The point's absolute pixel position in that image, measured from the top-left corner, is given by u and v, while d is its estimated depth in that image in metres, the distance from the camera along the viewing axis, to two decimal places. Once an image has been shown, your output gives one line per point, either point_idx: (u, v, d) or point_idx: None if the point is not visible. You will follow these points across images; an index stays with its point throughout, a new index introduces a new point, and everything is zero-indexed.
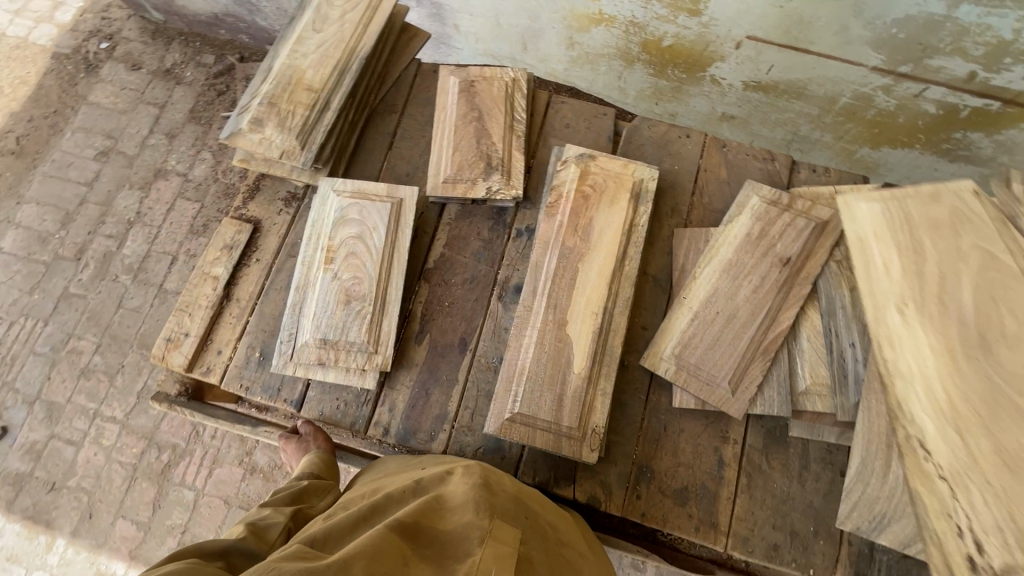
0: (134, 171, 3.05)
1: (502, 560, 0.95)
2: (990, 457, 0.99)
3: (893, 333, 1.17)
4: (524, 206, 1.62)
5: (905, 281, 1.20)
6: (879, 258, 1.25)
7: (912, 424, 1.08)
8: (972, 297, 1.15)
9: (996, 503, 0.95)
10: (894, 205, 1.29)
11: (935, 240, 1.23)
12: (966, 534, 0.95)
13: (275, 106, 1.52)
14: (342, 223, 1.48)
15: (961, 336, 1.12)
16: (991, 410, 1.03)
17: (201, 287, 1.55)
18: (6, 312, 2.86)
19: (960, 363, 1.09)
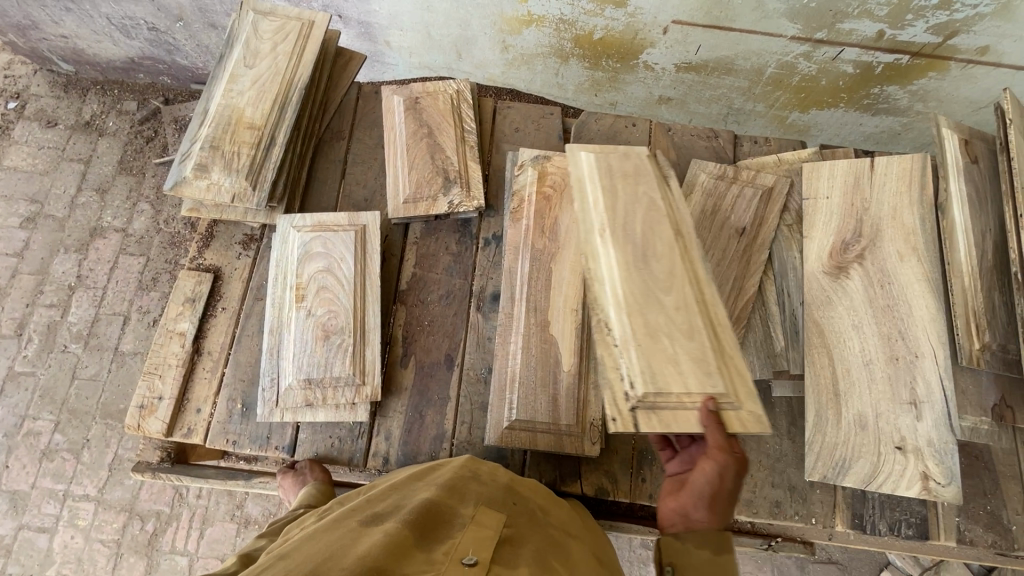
0: (67, 234, 2.88)
1: (481, 543, 0.90)
2: (643, 347, 1.13)
3: (592, 247, 1.25)
4: (487, 215, 1.63)
5: (601, 214, 1.27)
6: (590, 195, 1.29)
7: (606, 324, 1.17)
8: (642, 228, 1.25)
9: (645, 370, 1.11)
10: (608, 149, 1.36)
11: (627, 180, 1.31)
12: (631, 398, 1.11)
13: (217, 149, 1.47)
14: (308, 258, 1.45)
15: (634, 257, 1.21)
16: (648, 307, 1.16)
17: (168, 346, 1.48)
18: None
19: (632, 276, 1.19)
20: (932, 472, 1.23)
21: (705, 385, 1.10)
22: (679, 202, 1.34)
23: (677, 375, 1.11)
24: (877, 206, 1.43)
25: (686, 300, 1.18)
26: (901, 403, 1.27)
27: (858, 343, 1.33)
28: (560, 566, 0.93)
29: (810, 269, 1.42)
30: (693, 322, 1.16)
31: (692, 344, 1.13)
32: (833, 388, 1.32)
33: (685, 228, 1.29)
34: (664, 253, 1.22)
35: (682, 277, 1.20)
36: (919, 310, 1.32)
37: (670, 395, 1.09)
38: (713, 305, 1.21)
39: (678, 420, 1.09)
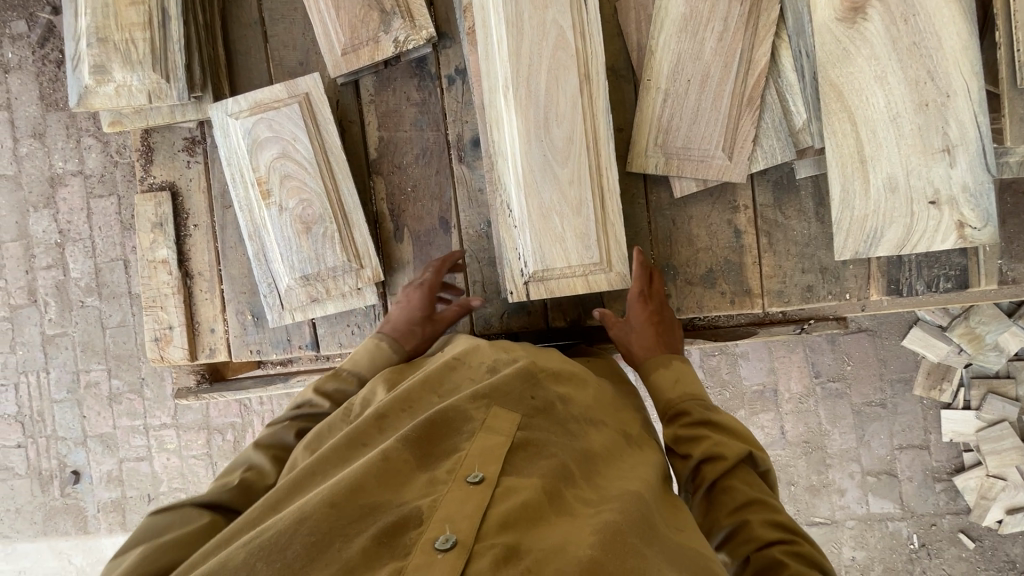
0: (29, 190, 2.71)
1: (489, 454, 0.86)
2: (536, 226, 1.25)
3: (498, 108, 1.26)
4: (443, 46, 1.38)
5: (506, 63, 1.23)
6: (494, 33, 1.24)
7: (504, 196, 1.28)
8: (546, 77, 1.22)
9: (536, 249, 1.26)
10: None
11: (536, 2, 1.22)
12: (525, 274, 1.28)
13: (107, 42, 1.22)
14: (259, 148, 1.28)
15: (536, 118, 1.23)
16: (544, 182, 1.25)
17: (156, 276, 1.40)
18: (6, 376, 2.78)
19: (528, 144, 1.24)
20: (966, 219, 1.12)
21: (584, 256, 1.26)
22: (595, 23, 1.23)
23: (562, 252, 1.25)
24: None
25: (579, 171, 1.24)
26: (934, 153, 1.12)
27: (883, 97, 1.14)
28: (577, 471, 0.90)
29: (820, 18, 1.17)
30: (582, 197, 1.24)
31: (578, 219, 1.25)
32: (860, 153, 1.16)
33: (593, 68, 1.24)
34: (565, 113, 1.23)
35: (579, 141, 1.24)
36: (948, 42, 1.11)
37: (555, 269, 1.26)
38: (608, 170, 1.26)
39: (563, 289, 1.28)
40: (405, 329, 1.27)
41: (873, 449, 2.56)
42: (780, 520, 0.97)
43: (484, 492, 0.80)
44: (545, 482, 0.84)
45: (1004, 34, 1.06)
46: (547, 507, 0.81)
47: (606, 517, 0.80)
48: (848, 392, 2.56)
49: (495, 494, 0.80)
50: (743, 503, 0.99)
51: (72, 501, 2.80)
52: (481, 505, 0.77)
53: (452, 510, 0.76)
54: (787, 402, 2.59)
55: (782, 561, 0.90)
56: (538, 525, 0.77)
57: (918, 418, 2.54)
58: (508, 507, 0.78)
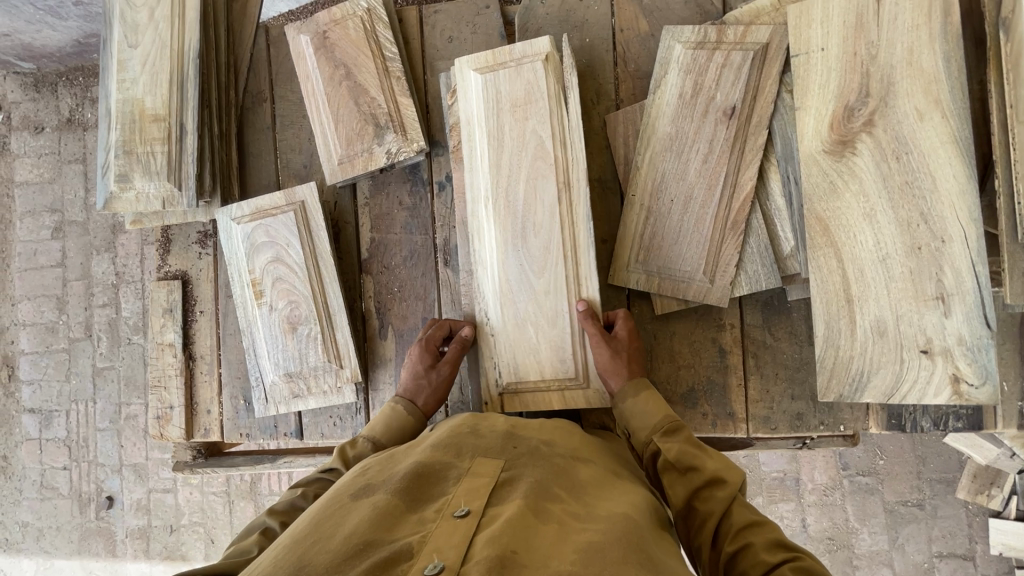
0: (94, 236, 2.91)
1: (474, 491, 0.85)
2: (511, 335, 1.27)
3: (478, 218, 1.28)
4: (436, 154, 1.43)
5: (488, 177, 1.27)
6: (477, 145, 1.28)
7: (480, 302, 1.30)
8: (525, 190, 1.25)
9: (511, 359, 1.26)
10: (497, 67, 1.26)
11: (516, 114, 1.25)
12: (499, 385, 1.27)
13: (131, 154, 1.37)
14: (255, 251, 1.37)
15: (513, 228, 1.25)
16: (520, 293, 1.26)
17: (163, 357, 1.51)
18: (59, 403, 2.96)
19: (507, 254, 1.26)
20: (963, 374, 1.03)
21: (559, 368, 1.25)
22: (577, 134, 1.24)
23: (537, 364, 1.25)
24: (889, 47, 1.08)
25: (556, 279, 1.24)
26: (926, 299, 1.05)
27: (870, 235, 1.08)
28: (563, 490, 0.89)
29: (806, 148, 1.13)
30: (558, 308, 1.24)
31: (553, 331, 1.25)
32: (846, 293, 1.10)
33: (574, 177, 1.24)
34: (543, 224, 1.24)
35: (557, 252, 1.24)
36: (944, 183, 1.04)
37: (528, 380, 1.26)
38: (586, 280, 1.24)
39: (538, 402, 1.26)
40: (426, 397, 1.29)
41: (907, 555, 2.33)
42: (780, 539, 0.88)
43: (471, 525, 0.78)
44: (530, 503, 0.83)
45: (1004, 182, 1.00)
46: (533, 524, 0.79)
47: (592, 534, 0.78)
48: (880, 488, 2.36)
49: (482, 525, 0.78)
50: (742, 525, 0.92)
51: (105, 524, 3.01)
52: (468, 534, 0.75)
53: (440, 540, 0.74)
54: (810, 493, 2.40)
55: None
56: (524, 540, 0.74)
57: (961, 523, 2.31)
58: (496, 530, 0.76)
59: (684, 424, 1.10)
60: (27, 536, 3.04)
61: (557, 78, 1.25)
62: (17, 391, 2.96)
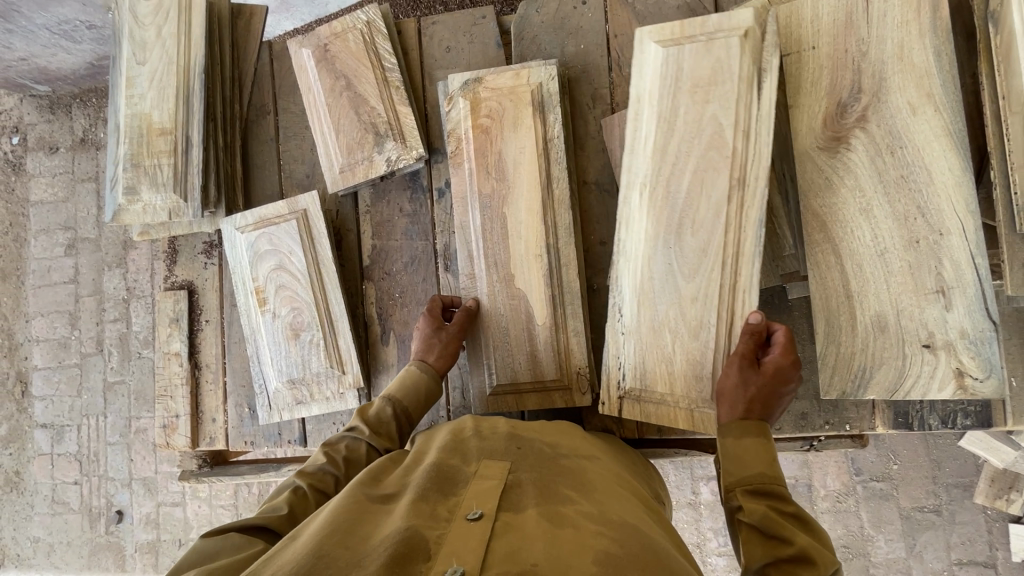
0: (105, 252, 2.95)
1: (485, 493, 0.84)
2: (643, 338, 1.19)
3: (630, 206, 1.20)
4: (435, 161, 1.46)
5: (652, 162, 1.18)
6: (644, 126, 1.19)
7: (615, 297, 1.23)
8: (690, 181, 1.14)
9: (639, 362, 1.19)
10: (684, 40, 1.15)
11: (696, 96, 1.14)
12: (620, 388, 1.21)
13: (139, 167, 1.40)
14: (259, 259, 1.40)
15: (666, 223, 1.16)
16: (661, 293, 1.17)
17: (170, 366, 1.53)
18: (71, 417, 2.99)
19: (656, 250, 1.17)
20: (966, 367, 1.02)
21: (695, 385, 1.14)
22: (764, 122, 1.09)
23: (666, 372, 1.17)
24: (879, 43, 1.08)
25: (708, 287, 1.13)
26: (926, 293, 1.04)
27: (868, 230, 1.08)
28: (572, 493, 0.87)
29: (801, 144, 1.13)
30: (704, 319, 1.14)
31: (693, 343, 1.15)
32: (845, 289, 1.09)
33: (749, 174, 1.10)
34: (704, 222, 1.13)
35: (712, 255, 1.12)
36: (940, 176, 1.04)
37: (655, 391, 1.18)
38: (744, 291, 1.11)
39: (660, 415, 1.18)
40: (438, 352, 1.29)
41: (926, 563, 2.26)
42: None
43: (486, 527, 0.76)
44: (542, 511, 0.81)
45: (1000, 174, 0.99)
46: (549, 530, 0.77)
47: (607, 540, 0.76)
48: (895, 494, 2.30)
49: (496, 530, 0.76)
50: None
51: (114, 539, 2.99)
52: (485, 538, 0.74)
53: (457, 544, 0.73)
54: (822, 500, 2.36)
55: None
56: (542, 549, 0.73)
57: (981, 530, 2.25)
58: (514, 541, 0.74)
59: (784, 488, 0.96)
60: (38, 552, 3.05)
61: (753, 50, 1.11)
62: (29, 406, 3.01)
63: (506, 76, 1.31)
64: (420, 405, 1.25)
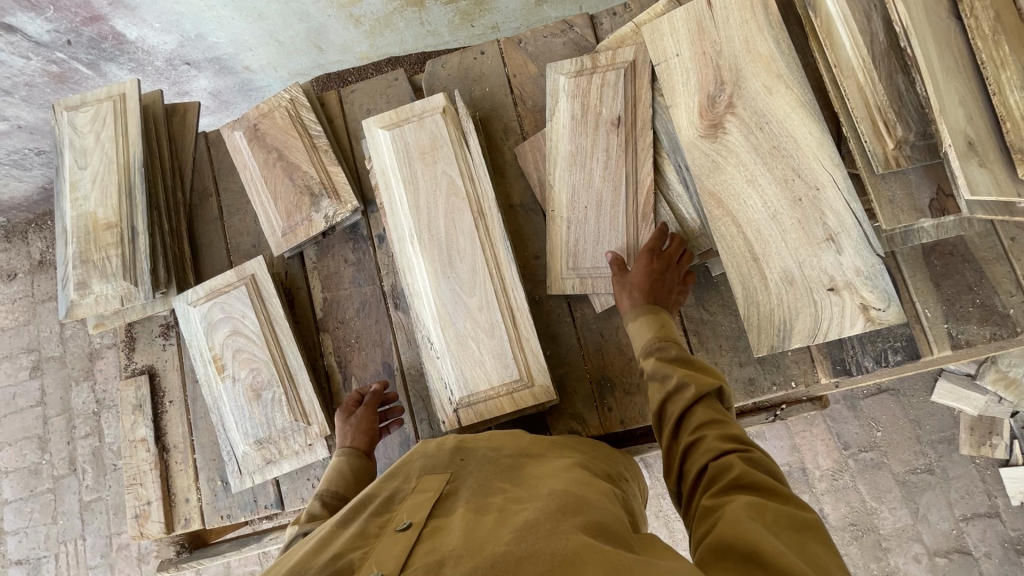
0: (71, 366, 2.91)
1: (418, 505, 0.83)
2: (455, 354, 1.30)
3: (407, 255, 1.37)
4: (371, 211, 1.56)
5: (412, 216, 1.36)
6: (393, 188, 1.39)
7: (422, 329, 1.35)
8: (446, 220, 1.34)
9: (458, 376, 1.29)
10: (401, 122, 1.40)
11: (425, 159, 1.37)
12: (453, 403, 1.30)
13: (89, 262, 1.47)
14: (214, 329, 1.45)
15: (441, 257, 1.33)
16: (457, 313, 1.31)
17: (137, 453, 1.53)
18: (48, 547, 2.82)
19: (440, 281, 1.32)
20: (869, 301, 1.13)
21: (505, 375, 1.27)
22: (481, 167, 1.37)
23: (483, 374, 1.28)
24: (729, 42, 1.25)
25: (488, 296, 1.30)
26: (819, 242, 1.16)
27: (758, 197, 1.20)
28: (507, 485, 0.87)
29: (684, 137, 1.27)
30: (493, 319, 1.29)
31: (493, 341, 1.29)
32: (751, 251, 1.19)
33: (486, 204, 1.35)
34: (466, 248, 1.32)
35: (482, 270, 1.31)
36: (804, 140, 1.18)
37: (480, 391, 1.28)
38: (516, 290, 1.31)
39: (492, 411, 1.29)
40: (352, 436, 1.32)
41: (933, 525, 2.14)
42: (735, 434, 0.94)
43: (412, 535, 0.76)
44: (472, 505, 0.81)
45: (850, 128, 1.15)
46: (475, 520, 0.77)
47: (529, 513, 0.76)
48: (886, 461, 2.21)
49: (423, 535, 0.76)
50: (701, 421, 0.98)
51: None
52: (408, 545, 0.73)
53: (381, 554, 0.73)
54: (819, 481, 2.26)
55: (732, 464, 0.87)
56: (463, 536, 0.73)
57: (975, 481, 2.14)
58: (437, 540, 0.74)
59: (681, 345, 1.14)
60: None
61: (454, 121, 1.40)
62: (2, 543, 2.84)
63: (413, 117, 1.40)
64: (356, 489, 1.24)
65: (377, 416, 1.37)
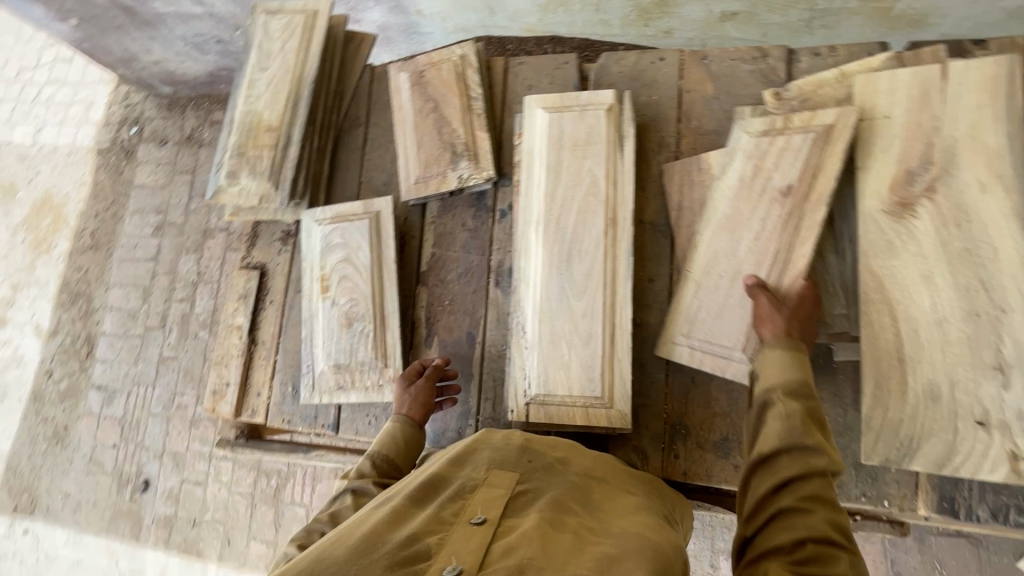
0: (186, 237, 3.08)
1: (492, 500, 0.83)
2: (544, 351, 1.28)
3: (528, 239, 1.35)
4: (502, 184, 1.56)
5: (544, 203, 1.35)
6: (535, 169, 1.38)
7: (519, 316, 1.33)
8: (576, 217, 1.32)
9: (541, 372, 1.28)
10: (564, 108, 1.38)
11: (575, 152, 1.35)
12: (527, 396, 1.29)
13: (243, 156, 1.59)
14: (329, 250, 1.52)
15: (561, 252, 1.31)
16: (559, 312, 1.29)
17: (230, 338, 1.66)
18: (123, 384, 3.01)
19: (555, 275, 1.30)
20: (1021, 450, 1.00)
21: (586, 388, 1.25)
22: (628, 176, 1.33)
23: (565, 379, 1.26)
24: (953, 120, 1.12)
25: (595, 304, 1.27)
26: (984, 368, 1.03)
27: (927, 297, 1.08)
28: (577, 507, 0.86)
29: (865, 205, 1.16)
30: (593, 329, 1.26)
31: (585, 351, 1.26)
32: (899, 352, 1.09)
33: (621, 213, 1.31)
34: (588, 251, 1.29)
35: (597, 278, 1.28)
36: (1007, 254, 1.04)
37: (556, 395, 1.26)
38: (624, 307, 1.27)
39: (562, 418, 1.26)
40: (409, 405, 1.36)
41: None
42: (842, 524, 0.88)
43: (487, 531, 0.75)
44: (546, 516, 0.80)
45: None
46: (550, 534, 0.76)
47: (607, 546, 0.75)
48: None
49: (498, 533, 0.75)
50: (814, 492, 0.91)
51: (135, 507, 2.87)
52: (485, 542, 0.73)
53: (458, 545, 0.72)
54: None
55: (839, 560, 0.82)
56: (541, 549, 0.72)
57: None
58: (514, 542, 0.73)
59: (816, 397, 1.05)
60: (65, 506, 3.00)
61: (615, 121, 1.36)
62: (91, 367, 3.10)
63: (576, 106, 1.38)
64: (405, 456, 1.29)
65: (434, 392, 1.39)
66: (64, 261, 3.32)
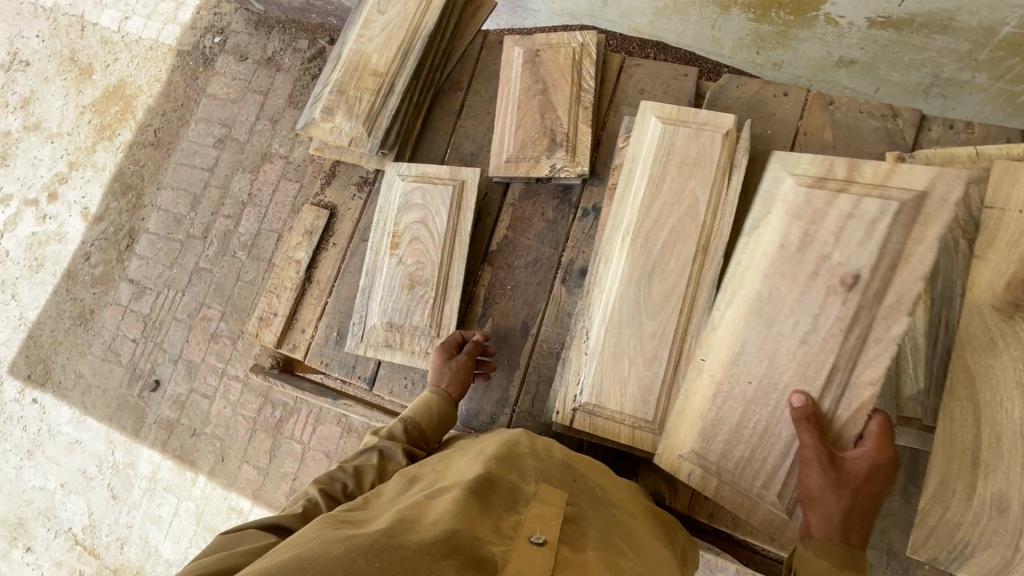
0: (246, 156, 3.02)
1: (547, 520, 0.82)
2: (604, 362, 1.26)
3: (612, 246, 1.32)
4: (591, 183, 1.52)
5: (636, 214, 1.31)
6: (635, 178, 1.34)
7: (585, 322, 1.31)
8: (667, 236, 1.28)
9: (595, 381, 1.26)
10: (680, 122, 1.33)
11: (682, 170, 1.30)
12: (576, 401, 1.27)
13: (343, 95, 1.57)
14: (407, 208, 1.50)
15: (644, 268, 1.27)
16: (626, 327, 1.26)
17: (287, 270, 1.66)
18: (155, 284, 3.04)
19: (633, 290, 1.27)
20: None
21: (639, 409, 1.23)
22: (729, 206, 1.28)
23: (619, 395, 1.24)
24: None
25: (666, 328, 1.24)
26: None
27: (1019, 408, 1.03)
28: (624, 546, 0.86)
29: (974, 297, 1.10)
30: (658, 352, 1.23)
31: (645, 372, 1.23)
32: (974, 456, 1.05)
33: (714, 243, 1.27)
34: (672, 273, 1.26)
35: (674, 303, 1.24)
36: None
37: (606, 408, 1.25)
38: (695, 337, 1.24)
39: (607, 432, 1.26)
40: (448, 378, 1.34)
41: None
42: None
43: (549, 554, 0.75)
44: (602, 555, 0.79)
45: None
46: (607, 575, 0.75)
47: None
48: None
49: (560, 558, 0.75)
50: None
51: (142, 404, 2.92)
52: (550, 566, 0.72)
53: (525, 564, 0.72)
54: None
55: None
56: None
57: None
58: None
59: None
60: (76, 387, 3.07)
61: (729, 147, 1.31)
62: (127, 259, 3.14)
63: (693, 123, 1.32)
64: (436, 428, 1.27)
65: (471, 368, 1.36)
66: (123, 152, 3.36)
